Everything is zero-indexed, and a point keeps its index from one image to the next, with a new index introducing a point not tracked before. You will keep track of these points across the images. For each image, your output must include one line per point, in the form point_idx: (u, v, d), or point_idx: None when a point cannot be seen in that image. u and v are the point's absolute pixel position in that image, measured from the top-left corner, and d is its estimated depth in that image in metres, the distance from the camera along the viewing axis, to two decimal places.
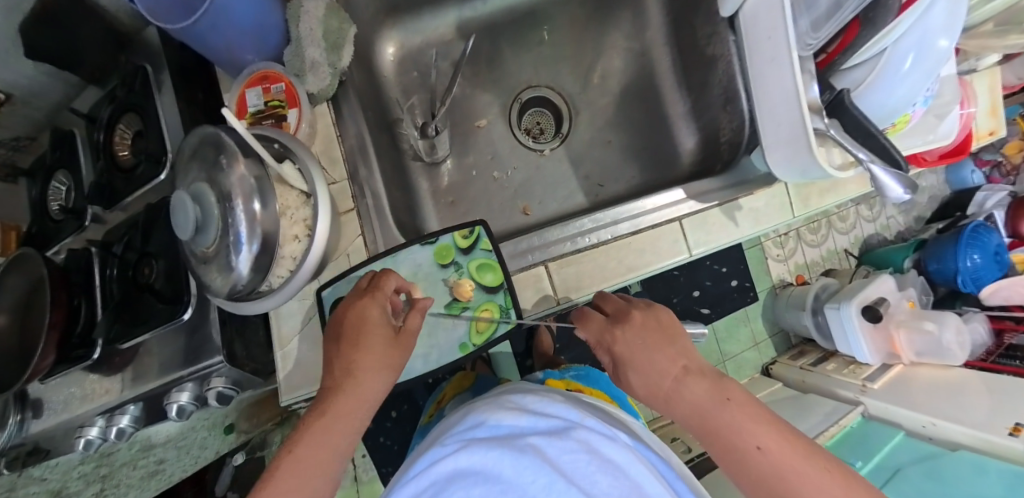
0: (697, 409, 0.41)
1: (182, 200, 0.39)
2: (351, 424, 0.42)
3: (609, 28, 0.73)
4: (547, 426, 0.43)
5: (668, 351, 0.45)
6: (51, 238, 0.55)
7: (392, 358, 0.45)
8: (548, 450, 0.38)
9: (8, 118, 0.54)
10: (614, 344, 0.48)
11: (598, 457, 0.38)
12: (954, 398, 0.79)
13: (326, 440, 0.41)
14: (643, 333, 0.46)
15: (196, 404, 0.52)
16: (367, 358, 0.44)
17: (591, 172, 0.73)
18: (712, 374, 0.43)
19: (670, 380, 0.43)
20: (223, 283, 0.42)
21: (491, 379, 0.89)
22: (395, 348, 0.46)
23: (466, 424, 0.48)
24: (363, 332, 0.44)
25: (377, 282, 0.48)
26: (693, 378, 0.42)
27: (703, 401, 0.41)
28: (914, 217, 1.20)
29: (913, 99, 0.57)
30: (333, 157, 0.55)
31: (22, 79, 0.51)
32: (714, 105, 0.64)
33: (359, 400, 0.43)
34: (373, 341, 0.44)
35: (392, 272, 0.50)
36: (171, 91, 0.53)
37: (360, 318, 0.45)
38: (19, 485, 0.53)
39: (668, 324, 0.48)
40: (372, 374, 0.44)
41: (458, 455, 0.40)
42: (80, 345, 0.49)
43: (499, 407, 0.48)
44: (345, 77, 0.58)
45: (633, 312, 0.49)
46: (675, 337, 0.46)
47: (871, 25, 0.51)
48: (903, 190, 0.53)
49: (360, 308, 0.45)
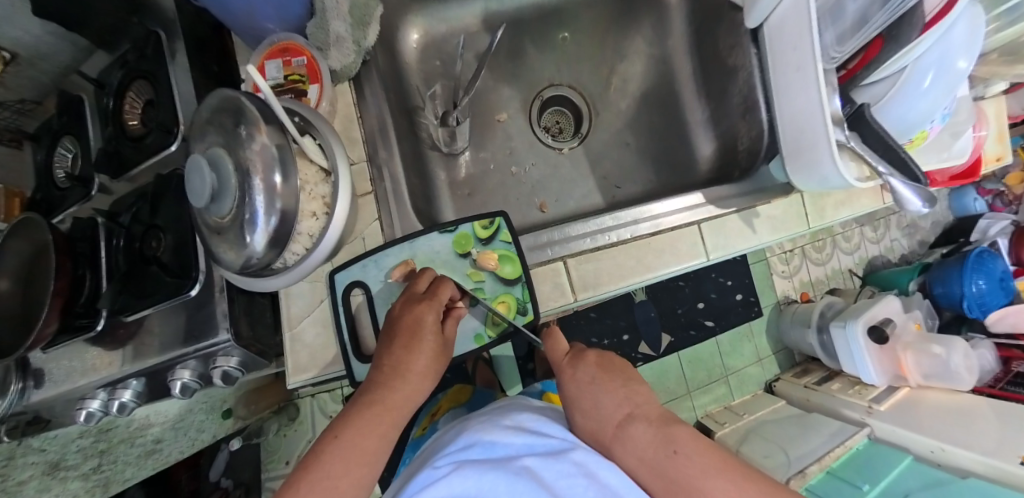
0: (646, 463, 0.40)
1: (199, 164, 0.38)
2: (392, 425, 0.42)
3: (632, 32, 0.73)
4: (543, 447, 0.42)
5: (617, 394, 0.44)
6: (55, 206, 0.53)
7: (438, 364, 0.46)
8: (545, 473, 0.38)
9: (13, 79, 0.53)
10: (564, 383, 0.47)
11: (596, 483, 0.38)
12: (964, 426, 0.77)
13: (362, 438, 0.40)
14: (596, 370, 0.46)
15: (200, 382, 0.51)
16: (418, 363, 0.44)
17: (609, 172, 0.72)
18: (660, 421, 0.41)
19: (614, 429, 0.43)
20: (235, 257, 0.41)
21: (489, 394, 0.86)
22: (442, 356, 0.47)
23: (456, 444, 0.45)
24: (417, 339, 0.44)
25: (434, 289, 0.47)
26: (637, 425, 0.41)
27: (650, 455, 0.40)
28: (917, 240, 1.21)
29: (931, 116, 0.56)
30: (353, 136, 0.55)
31: (27, 36, 0.51)
32: (734, 113, 0.64)
33: (401, 402, 0.43)
34: (425, 349, 0.45)
35: (448, 280, 0.49)
36: (184, 59, 0.52)
37: (416, 324, 0.44)
38: (18, 455, 0.53)
39: (623, 366, 0.47)
40: (420, 378, 0.44)
41: (449, 477, 0.38)
42: (83, 314, 0.48)
43: (492, 426, 0.46)
44: (369, 57, 0.57)
45: (589, 352, 0.48)
46: (629, 379, 0.46)
47: (894, 42, 0.48)
48: (921, 202, 0.51)
49: (417, 314, 0.45)
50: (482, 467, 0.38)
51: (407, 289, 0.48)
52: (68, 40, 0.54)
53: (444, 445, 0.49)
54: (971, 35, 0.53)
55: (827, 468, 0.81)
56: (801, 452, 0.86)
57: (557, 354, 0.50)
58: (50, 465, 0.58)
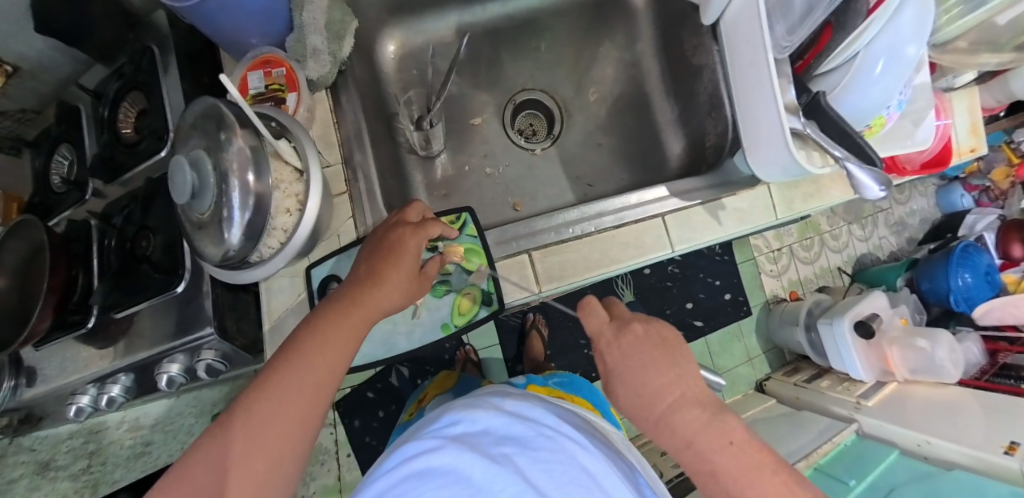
0: (690, 446, 0.37)
1: (180, 165, 0.41)
2: (362, 328, 0.42)
3: (603, 38, 0.76)
4: (521, 429, 0.41)
5: (666, 373, 0.40)
6: (53, 209, 0.58)
7: (413, 285, 0.46)
8: (520, 460, 0.37)
9: (16, 90, 0.59)
10: (609, 352, 0.45)
11: (572, 467, 0.38)
12: (950, 419, 0.76)
13: (337, 336, 0.40)
14: (647, 342, 0.43)
15: (186, 376, 0.54)
16: (394, 277, 0.44)
17: (582, 172, 0.75)
18: (712, 407, 0.38)
19: (660, 408, 0.39)
20: (216, 250, 0.44)
21: (474, 381, 0.88)
22: (418, 278, 0.47)
23: (441, 421, 0.45)
24: (396, 255, 0.45)
25: (425, 225, 0.47)
26: (688, 409, 0.38)
27: (699, 440, 0.37)
28: (906, 237, 1.21)
29: (887, 102, 0.54)
30: (330, 141, 0.58)
31: (31, 51, 0.56)
32: (701, 110, 0.66)
33: (374, 306, 0.43)
34: (403, 266, 0.45)
35: (438, 222, 0.49)
36: (175, 72, 0.56)
37: (397, 246, 0.45)
38: (9, 452, 0.67)
39: (674, 343, 0.43)
40: (394, 290, 0.44)
41: (429, 455, 0.38)
42: (76, 311, 0.52)
43: (476, 407, 0.46)
44: (346, 67, 0.61)
45: (634, 323, 0.45)
46: (680, 358, 0.42)
47: (842, 29, 0.49)
48: (878, 187, 0.51)
49: (400, 237, 0.45)
50: (461, 446, 0.38)
51: (398, 216, 0.49)
52: (69, 54, 0.59)
53: (428, 423, 0.49)
54: (921, 13, 0.50)
55: (815, 465, 0.81)
56: (788, 450, 0.85)
57: (598, 324, 0.47)
58: (39, 465, 0.69)
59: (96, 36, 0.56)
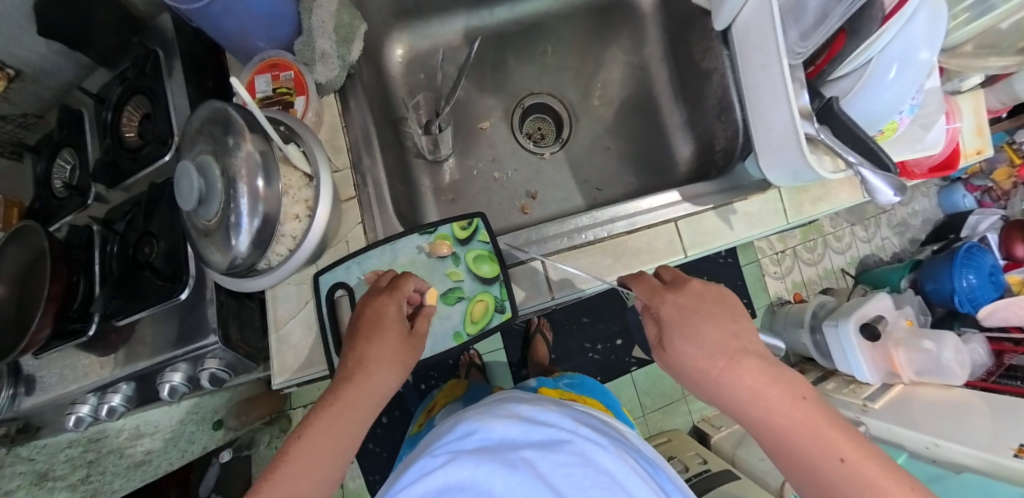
0: (760, 402, 0.37)
1: (187, 170, 0.40)
2: (369, 409, 0.43)
3: (610, 42, 0.76)
4: (540, 435, 0.41)
5: (726, 329, 0.40)
6: (54, 214, 0.57)
7: (402, 357, 0.45)
8: (541, 464, 0.36)
9: (18, 95, 0.58)
10: (662, 306, 0.43)
11: (593, 470, 0.37)
12: (958, 420, 0.75)
13: (345, 418, 0.41)
14: (700, 298, 0.43)
15: (189, 385, 0.53)
16: (380, 354, 0.44)
17: (590, 176, 0.75)
18: (770, 359, 0.39)
19: (723, 362, 0.39)
20: (222, 258, 0.43)
21: (483, 388, 0.87)
22: (408, 348, 0.46)
23: (455, 432, 0.44)
24: (378, 329, 0.44)
25: (397, 283, 0.48)
26: (752, 361, 0.38)
27: (765, 392, 0.37)
28: (908, 238, 1.22)
29: (899, 107, 0.54)
30: (338, 146, 0.58)
31: (34, 56, 0.55)
32: (710, 114, 0.66)
33: (374, 388, 0.43)
34: (389, 336, 0.45)
35: (412, 275, 0.50)
36: (180, 76, 0.55)
37: (376, 316, 0.45)
38: (7, 463, 0.57)
39: (727, 298, 0.43)
40: (382, 369, 0.43)
41: (446, 468, 0.38)
42: (77, 319, 0.50)
43: (492, 415, 0.45)
44: (353, 71, 0.60)
45: (691, 280, 0.45)
46: (736, 315, 0.42)
47: (856, 35, 0.49)
48: (893, 191, 0.51)
49: (377, 306, 0.45)
50: (480, 457, 0.38)
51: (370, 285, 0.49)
52: (72, 59, 0.59)
53: (443, 433, 0.48)
54: (934, 18, 0.49)
55: None
56: None
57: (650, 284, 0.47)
58: (38, 476, 0.63)
59: (100, 42, 0.56)
